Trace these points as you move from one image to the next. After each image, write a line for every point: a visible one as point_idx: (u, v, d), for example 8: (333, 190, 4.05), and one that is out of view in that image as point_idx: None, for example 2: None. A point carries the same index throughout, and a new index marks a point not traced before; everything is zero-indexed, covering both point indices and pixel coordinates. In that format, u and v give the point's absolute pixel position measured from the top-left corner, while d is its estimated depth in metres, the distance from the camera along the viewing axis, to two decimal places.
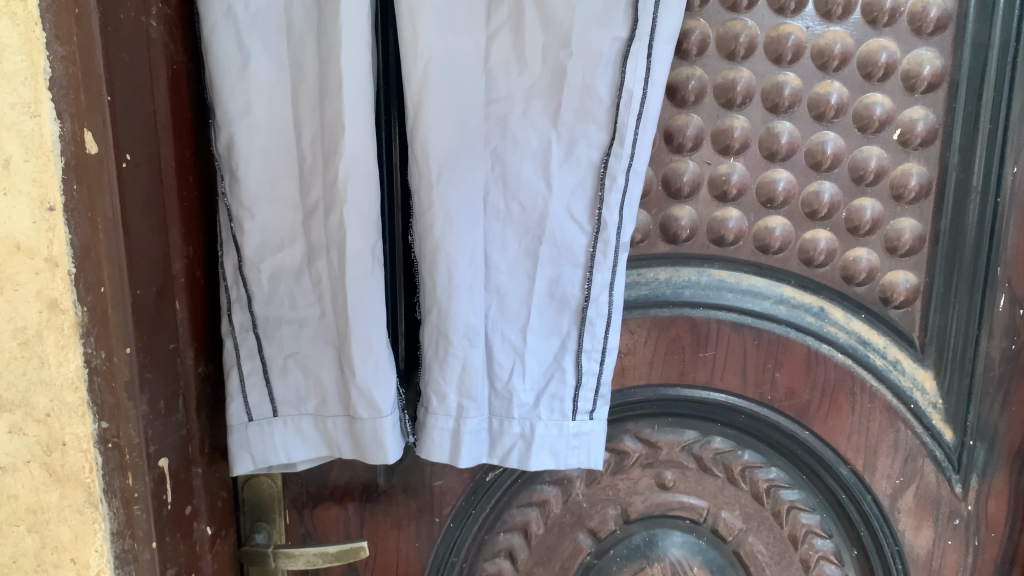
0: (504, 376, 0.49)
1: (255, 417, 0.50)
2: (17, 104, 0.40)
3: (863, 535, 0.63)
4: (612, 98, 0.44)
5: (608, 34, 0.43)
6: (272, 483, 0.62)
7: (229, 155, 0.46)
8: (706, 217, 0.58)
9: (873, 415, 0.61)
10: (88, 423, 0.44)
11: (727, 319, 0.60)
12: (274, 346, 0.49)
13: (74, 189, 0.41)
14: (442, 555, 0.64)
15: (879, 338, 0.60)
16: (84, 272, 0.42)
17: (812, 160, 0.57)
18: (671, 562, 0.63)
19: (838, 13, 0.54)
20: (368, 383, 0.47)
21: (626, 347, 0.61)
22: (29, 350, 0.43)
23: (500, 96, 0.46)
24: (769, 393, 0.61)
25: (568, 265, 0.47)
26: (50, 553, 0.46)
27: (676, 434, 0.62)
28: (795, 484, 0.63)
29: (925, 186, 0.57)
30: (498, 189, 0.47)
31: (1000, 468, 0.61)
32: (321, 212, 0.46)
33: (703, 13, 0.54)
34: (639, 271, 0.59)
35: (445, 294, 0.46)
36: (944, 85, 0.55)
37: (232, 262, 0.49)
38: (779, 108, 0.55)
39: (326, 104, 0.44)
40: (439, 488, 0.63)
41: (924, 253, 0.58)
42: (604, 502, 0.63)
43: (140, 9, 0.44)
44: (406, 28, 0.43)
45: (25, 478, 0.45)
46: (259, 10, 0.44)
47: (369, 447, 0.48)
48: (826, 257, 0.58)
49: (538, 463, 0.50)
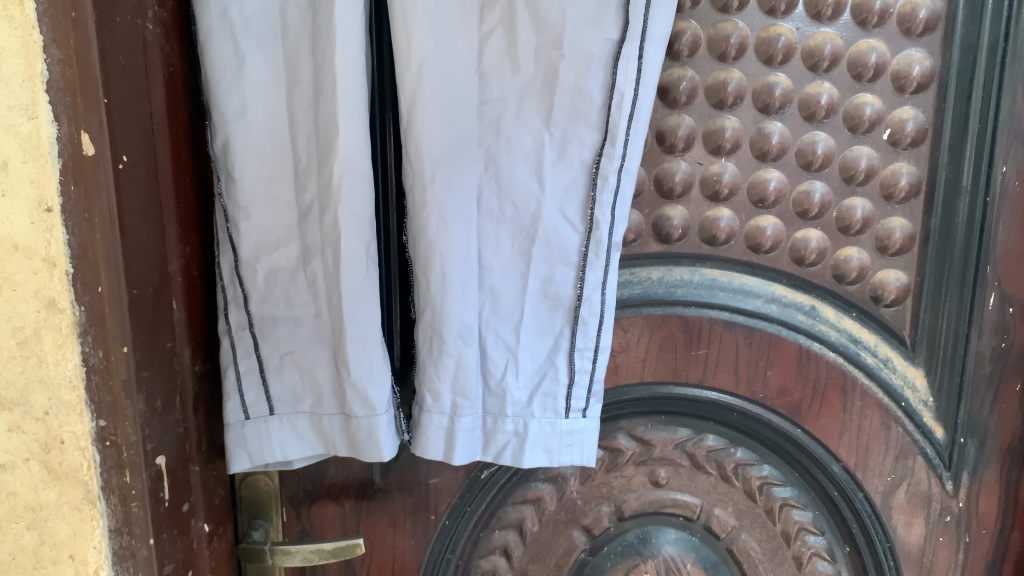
0: (498, 373, 0.50)
1: (252, 415, 0.51)
2: (15, 106, 0.41)
3: (855, 532, 0.64)
4: (604, 100, 0.44)
5: (599, 36, 0.43)
6: (269, 481, 0.63)
7: (225, 156, 0.46)
8: (698, 217, 0.58)
9: (866, 413, 0.61)
10: (86, 421, 0.44)
11: (720, 318, 0.60)
12: (270, 344, 0.50)
13: (70, 190, 0.41)
14: (438, 553, 0.64)
15: (870, 337, 0.60)
16: (80, 272, 0.42)
17: (803, 160, 0.57)
18: (665, 559, 0.64)
19: (828, 14, 0.54)
20: (363, 381, 0.47)
21: (620, 345, 0.61)
22: (27, 349, 0.44)
23: (493, 97, 0.46)
24: (761, 391, 0.61)
25: (560, 264, 0.48)
26: (49, 550, 0.47)
27: (669, 432, 0.63)
28: (788, 482, 0.63)
29: (914, 186, 0.57)
30: (492, 190, 0.48)
31: (990, 465, 0.61)
32: (316, 212, 0.46)
33: (695, 14, 0.55)
34: (633, 270, 0.59)
35: (439, 293, 0.46)
36: (934, 86, 0.56)
37: (229, 261, 0.49)
38: (770, 108, 0.56)
39: (321, 106, 0.44)
40: (434, 485, 0.63)
41: (915, 252, 0.59)
42: (598, 500, 0.64)
43: (136, 12, 0.45)
44: (400, 29, 0.43)
45: (24, 475, 0.46)
46: (255, 13, 0.45)
47: (364, 444, 0.49)
48: (817, 256, 0.59)
49: (531, 461, 0.50)
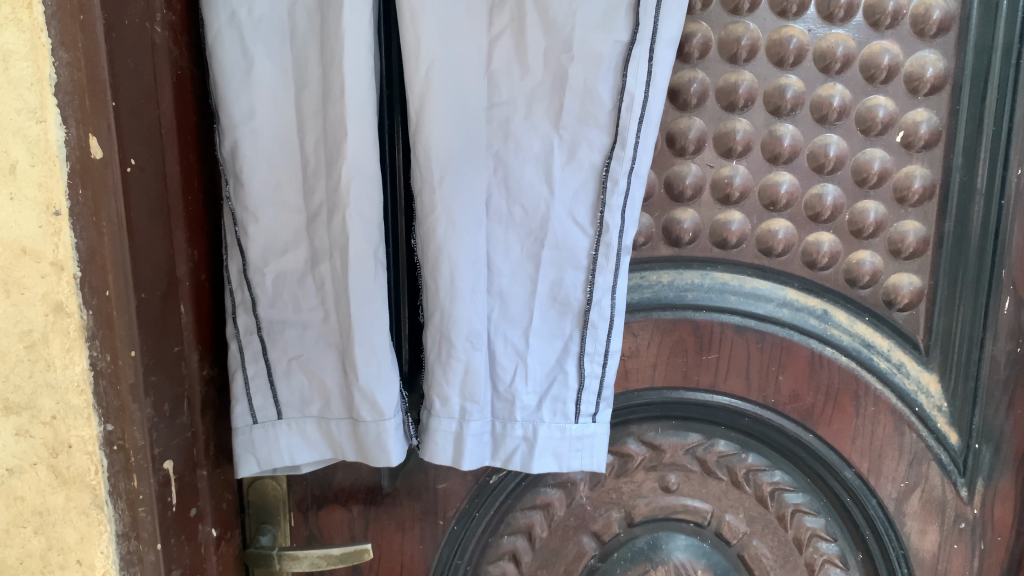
0: (507, 379, 0.49)
1: (260, 420, 0.51)
2: (24, 109, 0.40)
3: (868, 539, 0.63)
4: (613, 102, 0.44)
5: (609, 38, 0.43)
6: (277, 485, 0.62)
7: (233, 160, 0.46)
8: (708, 220, 0.58)
9: (879, 418, 0.61)
10: (94, 425, 0.44)
11: (730, 322, 0.60)
12: (278, 348, 0.49)
13: (78, 194, 0.41)
14: (446, 558, 0.64)
15: (883, 340, 0.59)
16: (88, 276, 0.42)
17: (816, 162, 0.57)
18: (676, 565, 0.63)
19: (840, 15, 0.54)
20: (372, 385, 0.47)
21: (630, 350, 0.61)
22: (34, 354, 0.43)
23: (502, 100, 0.46)
24: (772, 396, 0.61)
25: (570, 268, 0.47)
26: (56, 554, 0.46)
27: (679, 437, 0.62)
28: (799, 487, 0.63)
29: (929, 188, 0.57)
30: (500, 193, 0.47)
31: (1006, 472, 0.60)
32: (324, 216, 0.46)
33: (705, 16, 0.54)
34: (642, 274, 0.59)
35: (447, 297, 0.46)
36: (947, 88, 0.55)
37: (237, 265, 0.49)
38: (782, 110, 0.55)
39: (329, 109, 0.44)
40: (442, 490, 0.63)
41: (928, 256, 0.58)
42: (607, 505, 0.63)
43: (145, 15, 0.44)
44: (408, 32, 0.43)
45: (31, 479, 0.45)
46: (263, 16, 0.44)
47: (373, 450, 0.48)
48: (830, 260, 0.58)
49: (540, 466, 0.50)
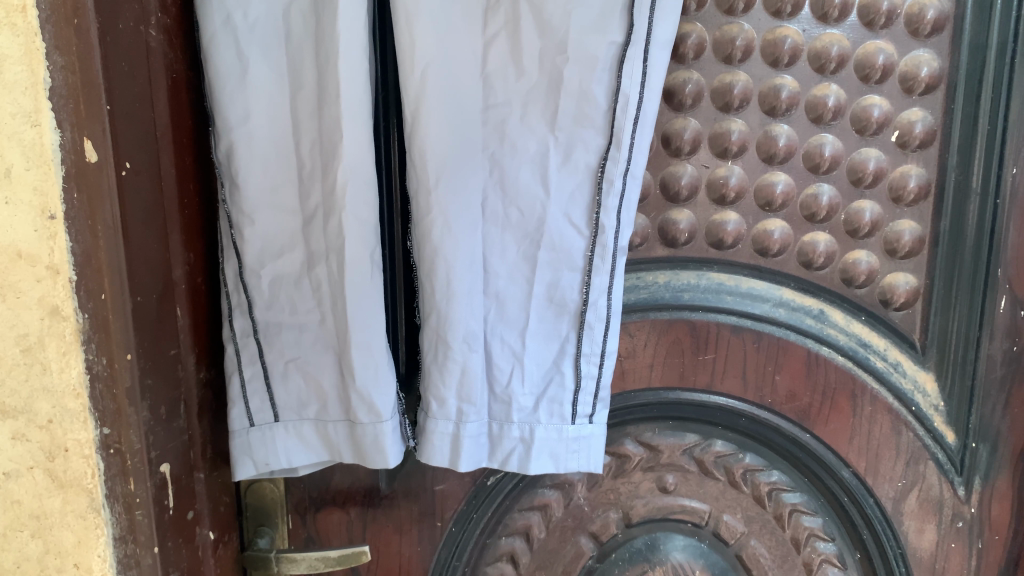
0: (504, 380, 0.49)
1: (257, 422, 0.51)
2: (18, 113, 0.40)
3: (865, 538, 0.63)
4: (608, 103, 0.44)
5: (604, 39, 0.43)
6: (274, 488, 0.62)
7: (229, 163, 0.46)
8: (704, 220, 0.58)
9: (876, 418, 0.61)
10: (90, 428, 0.44)
11: (727, 322, 0.60)
12: (275, 351, 0.49)
13: (73, 198, 0.41)
14: (444, 559, 0.64)
15: (879, 340, 0.60)
16: (84, 280, 0.42)
17: (811, 162, 0.57)
18: (673, 566, 0.63)
19: (834, 16, 0.54)
20: (368, 387, 0.47)
21: (627, 350, 0.61)
22: (31, 357, 0.43)
23: (497, 102, 0.46)
24: (769, 396, 0.61)
25: (566, 269, 0.48)
26: (53, 558, 0.46)
27: (676, 437, 0.62)
28: (797, 487, 0.63)
29: (924, 187, 0.57)
30: (496, 195, 0.47)
31: (1002, 470, 0.60)
32: (320, 219, 0.46)
33: (700, 17, 0.54)
34: (639, 275, 0.59)
35: (443, 299, 0.46)
36: (942, 87, 0.55)
37: (233, 268, 0.49)
38: (776, 110, 0.56)
39: (325, 112, 0.44)
40: (440, 492, 0.63)
41: (924, 255, 0.58)
42: (605, 506, 0.63)
43: (139, 19, 0.44)
44: (403, 35, 0.43)
45: (28, 483, 0.45)
46: (258, 19, 0.45)
47: (370, 452, 0.48)
48: (825, 259, 0.58)
49: (537, 467, 0.50)
